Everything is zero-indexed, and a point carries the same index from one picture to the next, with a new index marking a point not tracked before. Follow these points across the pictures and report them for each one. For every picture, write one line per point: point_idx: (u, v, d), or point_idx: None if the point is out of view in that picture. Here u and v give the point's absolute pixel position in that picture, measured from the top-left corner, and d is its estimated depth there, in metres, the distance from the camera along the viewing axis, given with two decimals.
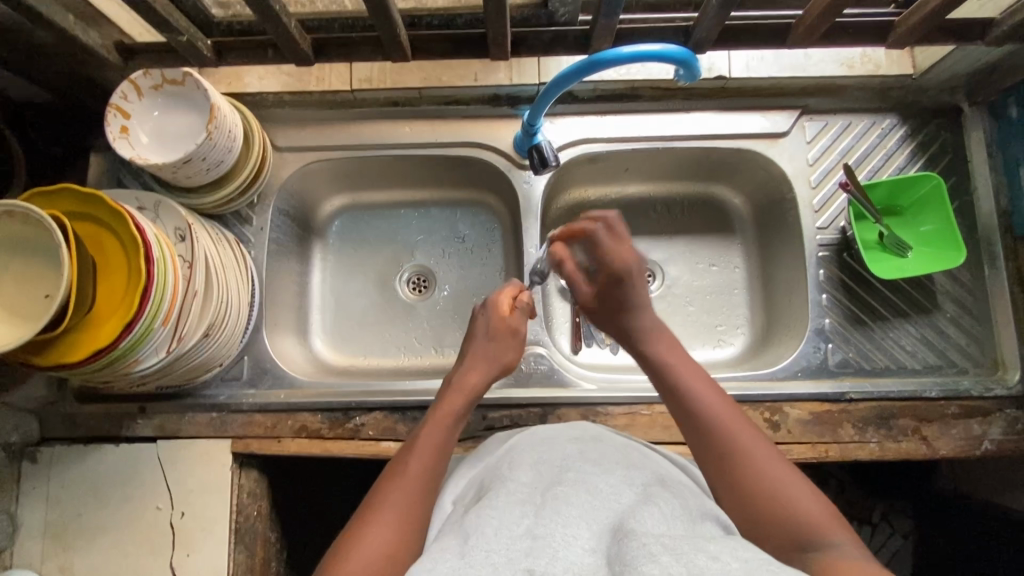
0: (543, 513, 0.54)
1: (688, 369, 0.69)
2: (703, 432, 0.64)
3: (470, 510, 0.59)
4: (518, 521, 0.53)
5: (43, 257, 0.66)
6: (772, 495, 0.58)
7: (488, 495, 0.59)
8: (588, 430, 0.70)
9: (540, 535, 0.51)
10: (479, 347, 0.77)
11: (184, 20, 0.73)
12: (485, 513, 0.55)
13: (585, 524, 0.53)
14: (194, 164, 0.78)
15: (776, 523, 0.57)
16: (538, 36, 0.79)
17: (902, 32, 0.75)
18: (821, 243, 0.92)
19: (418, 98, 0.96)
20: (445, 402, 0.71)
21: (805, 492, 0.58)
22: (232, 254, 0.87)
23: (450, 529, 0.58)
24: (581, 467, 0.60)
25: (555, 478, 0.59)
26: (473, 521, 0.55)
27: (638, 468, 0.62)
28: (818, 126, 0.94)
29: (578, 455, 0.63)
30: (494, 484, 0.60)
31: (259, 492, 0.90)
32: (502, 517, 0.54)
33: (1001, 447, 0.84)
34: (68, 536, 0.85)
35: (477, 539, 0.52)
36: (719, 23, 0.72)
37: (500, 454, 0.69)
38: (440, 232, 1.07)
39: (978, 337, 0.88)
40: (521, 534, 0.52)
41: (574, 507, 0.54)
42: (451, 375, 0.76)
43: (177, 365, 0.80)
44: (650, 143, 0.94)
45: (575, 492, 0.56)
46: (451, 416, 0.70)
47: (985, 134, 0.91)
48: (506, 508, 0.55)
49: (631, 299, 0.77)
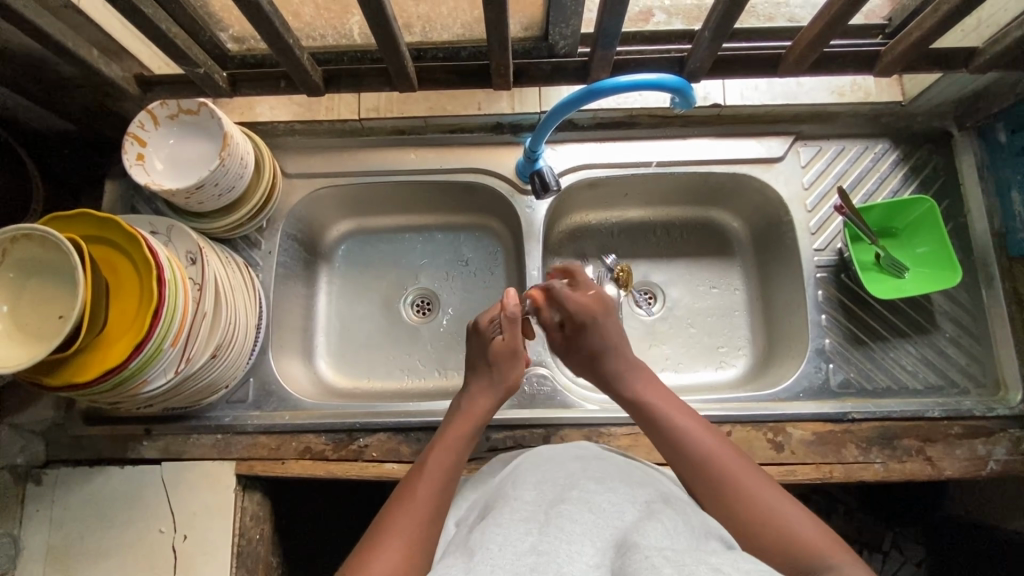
0: (547, 529, 0.54)
1: (666, 404, 0.72)
2: (692, 462, 0.66)
3: (474, 528, 0.60)
4: (522, 537, 0.54)
5: (59, 279, 0.68)
6: (765, 521, 0.60)
7: (491, 515, 0.59)
8: (591, 450, 0.70)
9: (544, 551, 0.52)
10: (484, 375, 0.80)
11: (202, 54, 0.77)
12: (490, 530, 0.55)
13: (589, 540, 0.53)
14: (206, 189, 0.81)
15: (776, 551, 0.58)
16: (539, 67, 0.82)
17: (890, 61, 0.77)
18: (819, 264, 0.93)
19: (424, 127, 0.99)
20: (453, 427, 0.74)
21: (799, 516, 0.60)
22: (241, 277, 0.89)
23: (454, 547, 0.58)
24: (585, 485, 0.60)
25: (558, 495, 0.59)
26: (477, 539, 0.55)
27: (641, 486, 0.63)
28: (812, 151, 0.96)
29: (581, 472, 0.63)
30: (498, 502, 0.61)
31: (262, 515, 0.90)
32: (506, 533, 0.54)
33: (1006, 467, 0.83)
34: (70, 559, 0.85)
35: (482, 556, 0.52)
36: (712, 54, 0.75)
37: (504, 475, 0.69)
38: (444, 256, 1.09)
39: (978, 357, 0.89)
40: (524, 550, 0.52)
41: (578, 524, 0.54)
42: (459, 400, 0.79)
43: (186, 386, 0.81)
44: (648, 167, 0.97)
45: (578, 507, 0.56)
46: (457, 440, 0.72)
47: (975, 157, 0.93)
48: (510, 525, 0.55)
49: (602, 343, 0.79)
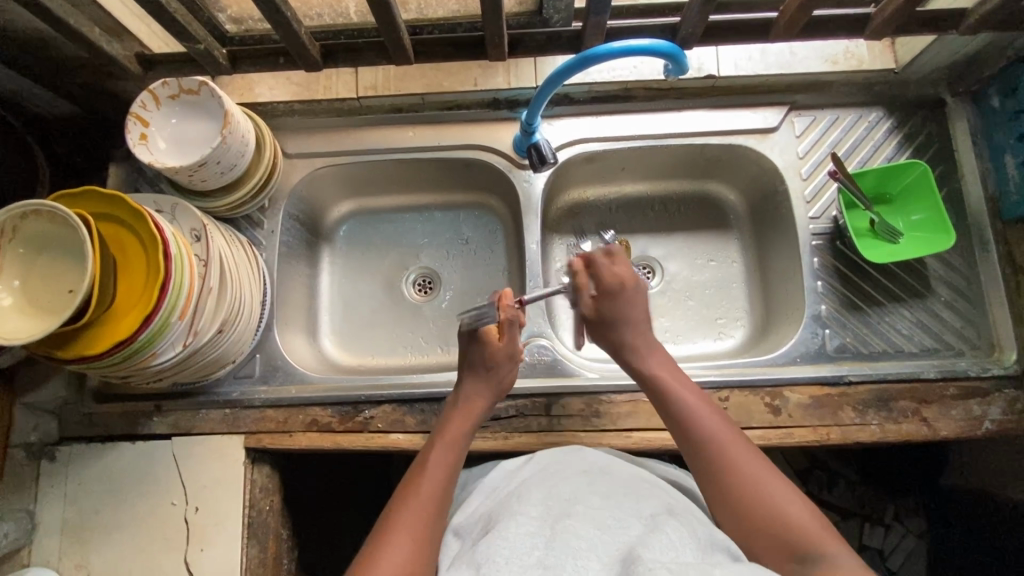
0: (554, 544, 0.58)
1: (675, 381, 0.75)
2: (691, 441, 0.69)
3: (479, 540, 0.63)
4: (529, 551, 0.58)
5: (68, 253, 0.70)
6: (755, 496, 0.63)
7: (498, 526, 0.63)
8: (596, 461, 0.73)
9: (551, 565, 0.56)
10: (480, 373, 0.81)
11: (201, 31, 0.78)
12: (497, 541, 0.59)
13: (594, 555, 0.57)
14: (209, 167, 0.82)
15: (776, 541, 0.61)
16: (533, 38, 0.83)
17: (880, 23, 0.78)
18: (814, 232, 0.94)
19: (421, 104, 1.00)
20: (452, 425, 0.77)
21: (792, 502, 0.63)
22: (245, 254, 0.90)
23: (462, 557, 0.62)
24: (589, 500, 0.64)
25: (564, 510, 0.63)
26: (486, 550, 0.59)
27: (647, 499, 0.66)
28: (807, 121, 0.97)
29: (586, 487, 0.67)
30: (505, 514, 0.64)
31: (271, 487, 0.92)
32: (513, 545, 0.59)
33: (1001, 427, 0.84)
34: (84, 532, 0.87)
35: (491, 567, 0.57)
36: (703, 19, 0.76)
37: (511, 486, 0.72)
38: (444, 235, 1.10)
39: (973, 320, 0.90)
40: (531, 563, 0.57)
41: (584, 540, 0.59)
42: (456, 394, 0.81)
43: (193, 361, 0.82)
44: (644, 141, 0.98)
45: (583, 524, 0.60)
46: (455, 438, 0.75)
47: (968, 123, 0.94)
48: (517, 537, 0.60)
49: (625, 312, 0.80)
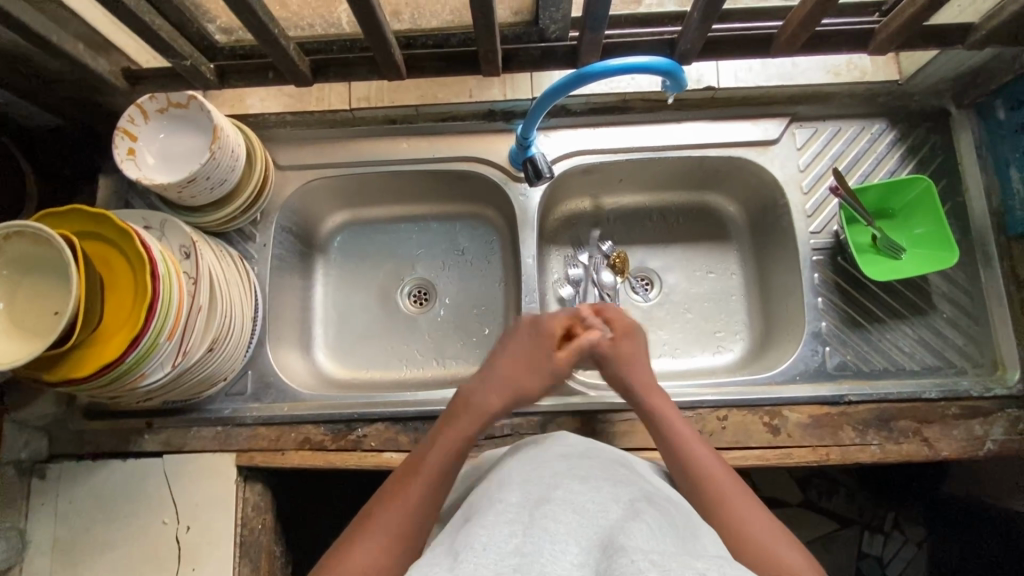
0: (532, 530, 0.53)
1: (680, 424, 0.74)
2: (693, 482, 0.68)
3: (456, 528, 0.59)
4: (506, 538, 0.53)
5: (52, 274, 0.69)
6: (754, 541, 0.62)
7: (475, 515, 0.59)
8: (577, 447, 0.71)
9: (528, 552, 0.51)
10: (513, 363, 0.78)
11: (188, 46, 0.76)
12: (474, 529, 0.55)
13: (574, 539, 0.53)
14: (198, 183, 0.80)
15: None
16: (528, 52, 0.81)
17: (884, 39, 0.76)
18: (815, 247, 0.93)
19: (415, 115, 0.99)
20: (460, 421, 0.73)
21: (792, 551, 0.61)
22: (236, 270, 0.89)
23: (437, 547, 0.57)
24: (569, 486, 0.60)
25: (543, 495, 0.59)
26: (463, 537, 0.55)
27: (626, 485, 0.63)
28: (808, 133, 0.95)
29: (567, 472, 0.63)
30: (482, 504, 0.60)
31: (264, 505, 0.91)
32: (492, 533, 0.54)
33: (1003, 448, 0.83)
34: (75, 551, 0.86)
35: (466, 555, 0.51)
36: (703, 35, 0.74)
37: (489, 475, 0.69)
38: (439, 245, 1.09)
39: (976, 337, 0.88)
40: (509, 551, 0.52)
41: (563, 524, 0.54)
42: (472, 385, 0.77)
43: (183, 380, 0.81)
44: (643, 153, 0.96)
45: (562, 508, 0.56)
46: (460, 438, 0.71)
47: (973, 136, 0.92)
48: (493, 525, 0.55)
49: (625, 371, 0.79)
